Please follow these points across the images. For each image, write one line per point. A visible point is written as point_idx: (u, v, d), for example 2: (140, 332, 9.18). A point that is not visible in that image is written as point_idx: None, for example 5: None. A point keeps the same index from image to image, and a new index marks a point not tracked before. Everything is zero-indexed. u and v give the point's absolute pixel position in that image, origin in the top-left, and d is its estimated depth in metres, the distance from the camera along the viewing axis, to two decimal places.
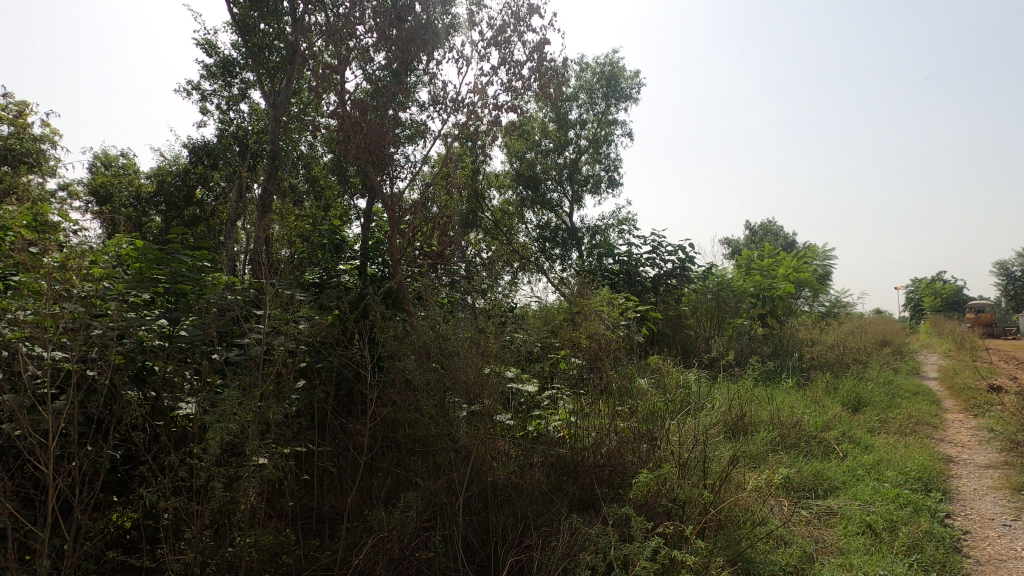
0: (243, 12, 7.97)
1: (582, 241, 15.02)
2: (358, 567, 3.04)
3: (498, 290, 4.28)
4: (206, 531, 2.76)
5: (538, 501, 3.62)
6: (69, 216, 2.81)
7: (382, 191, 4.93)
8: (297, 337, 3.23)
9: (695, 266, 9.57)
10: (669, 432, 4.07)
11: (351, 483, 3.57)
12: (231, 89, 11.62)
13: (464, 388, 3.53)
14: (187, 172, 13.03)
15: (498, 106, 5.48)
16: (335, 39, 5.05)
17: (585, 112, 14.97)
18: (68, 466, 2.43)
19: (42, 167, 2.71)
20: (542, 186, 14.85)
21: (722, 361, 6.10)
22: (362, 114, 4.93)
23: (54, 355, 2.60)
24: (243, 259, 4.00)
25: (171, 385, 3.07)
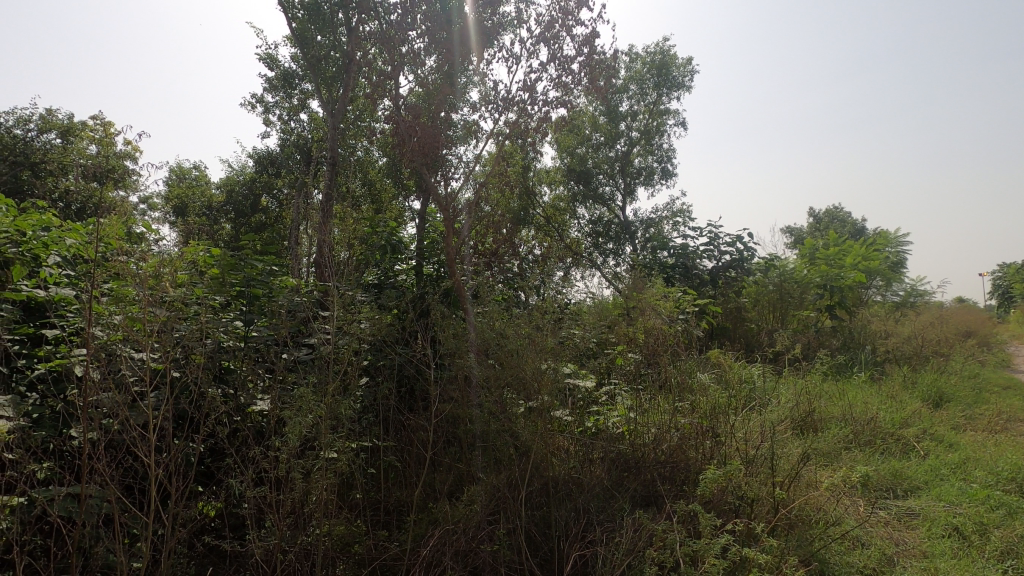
0: (301, 27, 8.32)
1: (636, 235, 14.75)
2: (426, 558, 3.14)
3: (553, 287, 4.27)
4: (286, 520, 2.93)
5: (600, 497, 3.61)
6: (151, 227, 3.04)
7: (438, 191, 5.04)
8: (362, 336, 3.38)
9: (755, 257, 9.23)
10: (733, 429, 3.96)
11: (415, 477, 3.68)
12: (291, 100, 12.18)
13: (522, 384, 3.59)
14: (253, 180, 13.72)
15: (548, 103, 5.48)
16: (388, 46, 5.20)
17: (636, 103, 14.68)
18: (165, 456, 2.66)
19: (127, 183, 2.93)
20: (594, 180, 14.69)
21: (787, 355, 5.87)
22: (415, 118, 5.04)
23: (145, 355, 2.85)
24: (309, 263, 4.20)
25: (248, 382, 3.28)
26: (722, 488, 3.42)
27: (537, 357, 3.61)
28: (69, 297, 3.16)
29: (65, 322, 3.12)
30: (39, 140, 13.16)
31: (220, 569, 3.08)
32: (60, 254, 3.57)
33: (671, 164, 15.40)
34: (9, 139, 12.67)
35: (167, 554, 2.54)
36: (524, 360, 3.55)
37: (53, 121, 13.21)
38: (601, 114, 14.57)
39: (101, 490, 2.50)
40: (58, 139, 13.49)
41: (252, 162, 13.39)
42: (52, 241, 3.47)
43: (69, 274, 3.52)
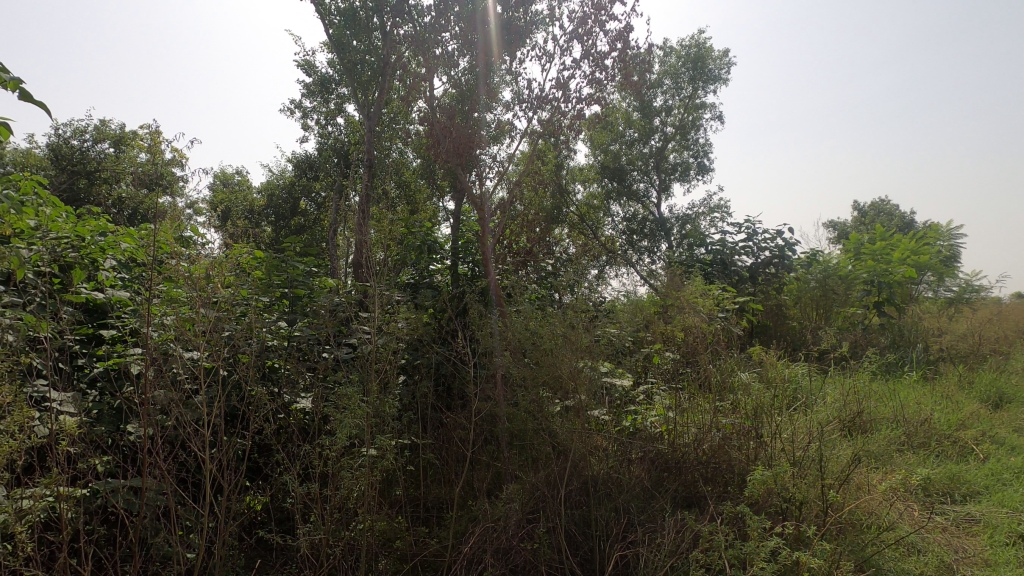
0: (337, 32, 8.49)
1: (672, 232, 14.51)
2: (468, 556, 3.16)
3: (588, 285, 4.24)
4: (331, 515, 3.00)
5: (641, 497, 3.57)
6: (197, 231, 3.15)
7: (472, 191, 5.07)
8: (400, 336, 3.43)
9: (796, 252, 8.97)
10: (779, 429, 3.86)
11: (454, 475, 3.71)
12: (328, 105, 12.44)
13: (559, 383, 3.58)
14: (293, 184, 14.08)
15: (582, 99, 5.45)
16: (422, 48, 5.26)
17: (670, 97, 14.43)
18: (216, 451, 2.76)
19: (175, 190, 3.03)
20: (628, 177, 14.52)
21: (833, 353, 5.68)
22: (449, 118, 5.09)
23: (196, 354, 2.96)
24: (348, 264, 4.29)
25: (292, 380, 3.37)
26: (769, 490, 3.34)
27: (572, 356, 3.59)
28: (124, 299, 3.31)
29: (120, 323, 3.27)
30: (93, 149, 13.81)
31: (268, 562, 3.17)
32: (115, 258, 3.74)
33: (707, 159, 15.08)
34: (66, 149, 13.34)
35: (219, 546, 2.64)
36: (561, 359, 3.54)
37: (106, 131, 13.84)
38: (634, 110, 14.39)
39: (158, 484, 2.61)
40: (111, 148, 14.12)
41: (291, 166, 13.74)
42: (108, 246, 3.64)
43: (124, 277, 3.69)
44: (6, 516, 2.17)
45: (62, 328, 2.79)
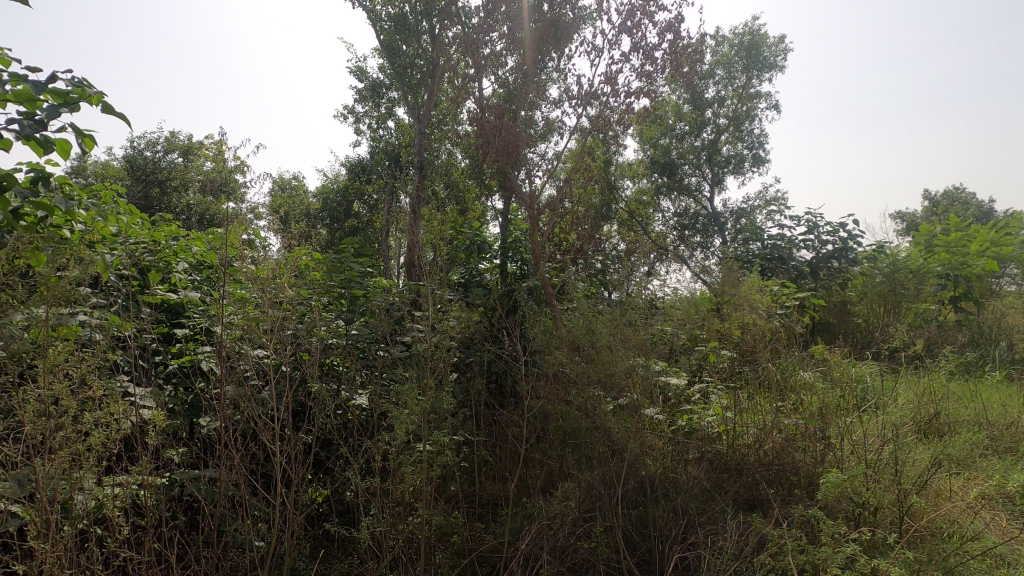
0: (388, 38, 8.68)
1: (726, 226, 14.08)
2: (525, 552, 3.19)
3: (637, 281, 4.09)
4: (392, 508, 3.09)
5: (699, 498, 3.50)
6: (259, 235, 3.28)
7: (521, 190, 5.08)
8: (453, 334, 3.47)
9: (861, 246, 8.52)
10: (848, 431, 3.68)
11: (508, 472, 3.73)
12: (379, 109, 12.74)
13: (613, 381, 3.54)
14: (346, 188, 14.50)
15: (630, 93, 5.37)
16: (470, 49, 5.31)
17: (723, 88, 13.99)
18: (283, 444, 2.89)
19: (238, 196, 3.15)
20: (679, 171, 14.17)
21: (905, 351, 5.37)
22: (498, 118, 5.12)
23: (263, 352, 3.10)
24: (401, 265, 4.38)
25: (350, 377, 3.48)
26: (839, 495, 3.19)
27: (625, 353, 3.53)
28: (195, 300, 3.49)
29: (192, 322, 3.46)
30: (164, 160, 14.65)
31: (331, 552, 3.29)
32: (187, 261, 3.96)
33: (763, 150, 14.55)
34: (141, 160, 14.21)
35: (289, 535, 2.76)
36: (615, 357, 3.50)
37: (176, 142, 14.66)
38: (685, 102, 14.04)
39: (232, 475, 2.75)
40: (179, 158, 14.93)
41: (345, 170, 14.15)
42: (181, 250, 3.85)
43: (195, 279, 3.90)
44: (99, 500, 2.33)
45: (142, 327, 2.97)
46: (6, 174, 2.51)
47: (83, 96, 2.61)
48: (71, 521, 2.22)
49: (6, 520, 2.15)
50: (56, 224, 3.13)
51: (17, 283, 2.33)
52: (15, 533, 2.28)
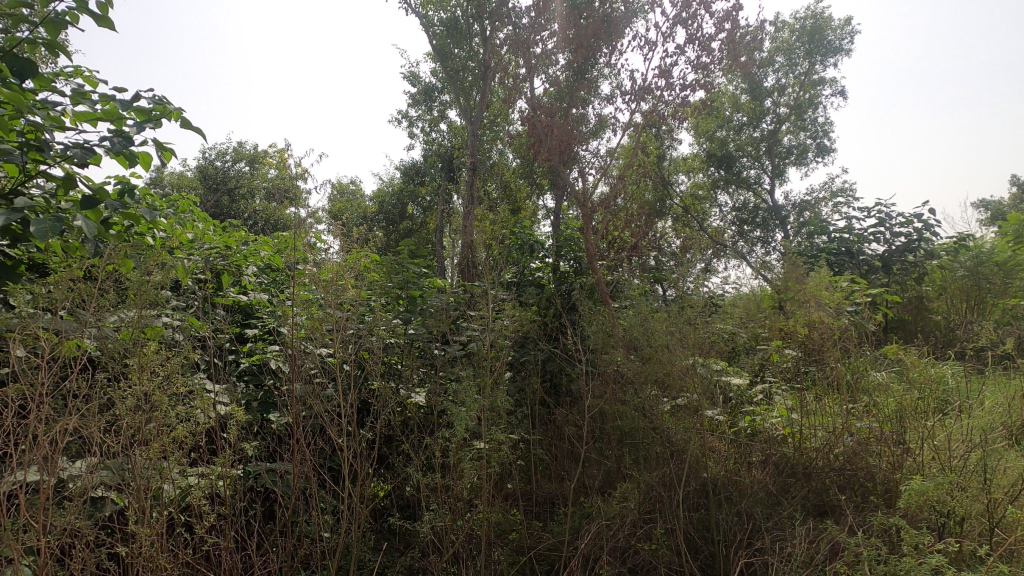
0: (440, 43, 8.84)
1: (788, 220, 13.49)
2: (585, 552, 3.18)
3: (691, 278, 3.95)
4: (453, 504, 3.16)
5: (765, 502, 3.39)
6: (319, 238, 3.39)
7: (573, 188, 5.05)
8: (507, 333, 3.50)
9: (938, 238, 7.98)
10: (928, 435, 3.46)
11: (565, 471, 3.73)
12: (432, 112, 12.99)
13: (671, 381, 3.47)
14: (400, 190, 14.78)
15: (685, 86, 5.24)
16: (522, 49, 5.33)
17: (783, 76, 13.41)
18: (349, 440, 3.02)
19: (298, 201, 3.24)
20: (737, 164, 13.70)
21: (993, 350, 4.99)
22: (550, 116, 5.12)
23: (327, 351, 3.24)
24: (456, 265, 4.45)
25: (409, 376, 3.58)
26: (922, 504, 3.01)
27: (683, 352, 3.46)
28: (263, 301, 3.68)
29: (262, 322, 3.65)
30: (232, 169, 15.46)
31: (394, 545, 3.40)
32: (256, 264, 4.19)
33: (828, 139, 13.86)
34: (212, 170, 15.05)
35: (356, 527, 2.88)
36: (673, 357, 3.43)
37: (243, 151, 15.44)
38: (742, 92, 13.56)
39: (302, 468, 2.89)
40: (246, 166, 15.70)
41: (399, 173, 14.49)
42: (250, 254, 4.08)
43: (263, 282, 4.12)
44: (186, 490, 2.50)
45: (219, 327, 3.16)
46: (98, 187, 2.74)
47: (163, 113, 2.81)
48: (161, 507, 2.40)
49: (105, 505, 2.34)
50: (140, 232, 3.38)
51: (110, 286, 2.53)
52: (114, 518, 2.48)
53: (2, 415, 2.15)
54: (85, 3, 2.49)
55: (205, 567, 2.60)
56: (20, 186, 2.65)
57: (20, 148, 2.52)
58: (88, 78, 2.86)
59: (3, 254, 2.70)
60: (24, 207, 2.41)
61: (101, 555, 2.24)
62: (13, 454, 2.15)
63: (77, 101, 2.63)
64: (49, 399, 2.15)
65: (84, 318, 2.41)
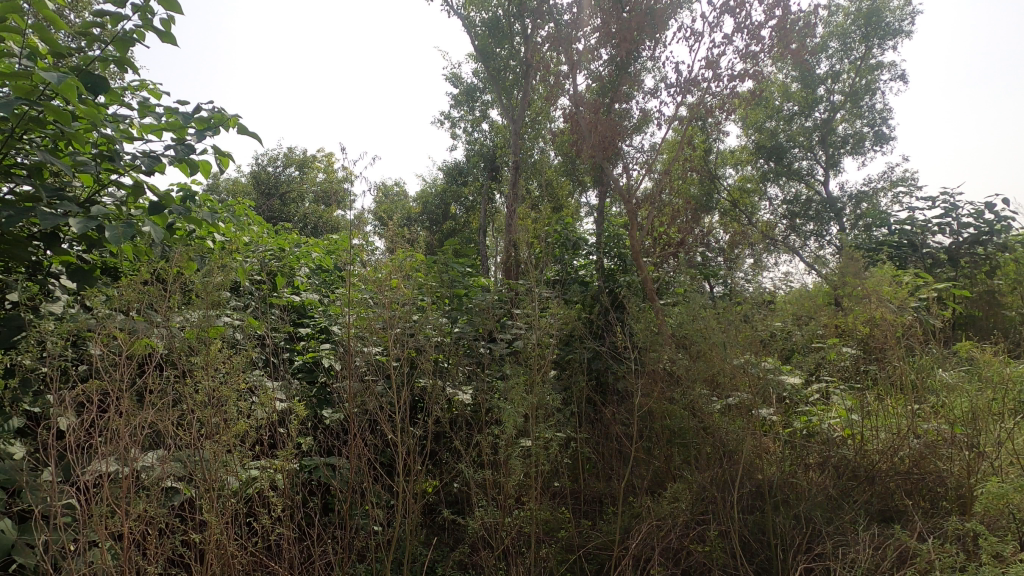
0: (482, 43, 8.90)
1: (844, 212, 12.90)
2: (636, 552, 3.16)
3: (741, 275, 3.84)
4: (502, 500, 3.19)
5: (825, 506, 3.28)
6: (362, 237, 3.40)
7: (617, 184, 4.99)
8: (553, 332, 3.49)
9: (1013, 228, 7.47)
10: (1003, 438, 3.26)
11: (613, 470, 3.71)
12: (474, 112, 13.11)
13: (721, 380, 3.39)
14: (443, 191, 14.94)
15: (733, 77, 5.09)
16: (564, 45, 5.30)
17: (838, 61, 12.85)
18: (400, 436, 3.09)
19: (345, 203, 3.32)
20: (788, 155, 13.20)
21: None
22: (593, 112, 5.07)
23: (377, 350, 3.32)
24: (501, 264, 4.48)
25: (456, 374, 3.63)
26: (999, 511, 2.85)
27: (734, 351, 3.36)
28: (315, 301, 3.80)
29: (315, 321, 3.78)
30: (283, 174, 16.02)
31: (444, 540, 3.46)
32: (308, 265, 4.33)
33: (887, 126, 13.19)
34: (264, 175, 15.60)
35: (409, 521, 2.95)
36: (723, 356, 3.35)
37: (293, 156, 15.97)
38: (792, 80, 13.06)
39: (357, 463, 2.99)
40: (296, 171, 16.24)
41: (443, 174, 14.67)
42: (302, 256, 4.22)
43: (315, 283, 4.26)
44: (249, 482, 2.62)
45: (275, 326, 3.28)
46: (163, 194, 2.89)
47: (222, 121, 2.95)
48: (228, 499, 2.53)
49: (177, 496, 2.48)
50: (201, 236, 3.54)
51: (178, 288, 2.67)
52: (184, 508, 2.62)
53: (84, 409, 2.30)
54: (150, 19, 2.63)
55: (269, 556, 2.72)
56: (94, 196, 2.82)
57: (95, 159, 2.69)
58: (153, 91, 3.02)
59: (80, 259, 2.87)
60: (99, 215, 2.57)
61: (175, 542, 2.38)
62: (96, 446, 2.30)
63: (144, 114, 2.78)
64: (127, 394, 2.29)
65: (154, 318, 2.54)
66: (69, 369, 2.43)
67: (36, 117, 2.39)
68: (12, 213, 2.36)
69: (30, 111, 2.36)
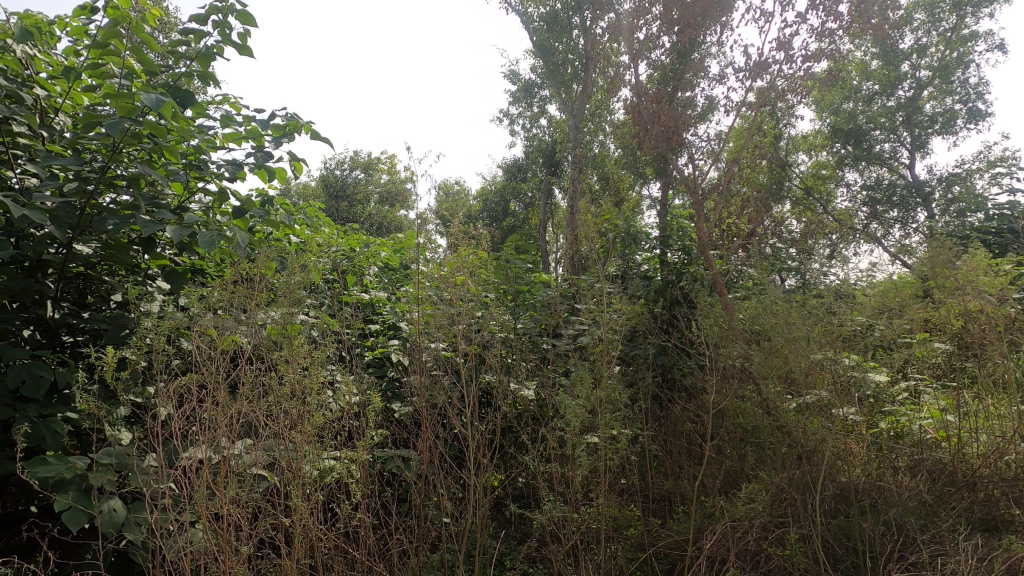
0: (541, 39, 8.87)
1: (932, 197, 11.95)
2: (711, 554, 3.08)
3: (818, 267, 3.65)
4: (571, 496, 3.20)
5: (918, 512, 3.08)
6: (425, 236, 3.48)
7: (682, 176, 4.85)
8: (617, 328, 3.44)
9: None
10: None
11: (684, 469, 3.63)
12: (532, 108, 13.12)
13: (796, 378, 3.25)
14: (502, 189, 14.96)
15: (807, 57, 4.82)
16: (624, 36, 5.19)
17: (924, 34, 11.90)
18: (468, 430, 3.15)
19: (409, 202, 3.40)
20: (867, 138, 12.37)
21: None
22: (656, 102, 4.94)
23: (442, 346, 3.39)
24: (563, 260, 4.46)
25: (520, 369, 3.66)
26: None
27: (812, 346, 3.19)
28: (383, 299, 3.93)
29: (383, 319, 3.91)
30: (350, 177, 16.62)
31: (511, 533, 3.53)
32: (376, 264, 4.49)
33: (982, 102, 12.11)
34: (332, 179, 16.26)
35: (479, 514, 3.01)
36: (797, 351, 3.19)
37: (358, 160, 16.54)
38: (872, 57, 12.20)
39: (427, 455, 3.08)
40: (361, 174, 16.81)
41: (502, 172, 14.76)
42: (370, 255, 4.37)
43: (383, 281, 4.40)
44: (329, 472, 2.76)
45: (348, 323, 3.43)
46: (245, 199, 3.07)
47: (296, 127, 3.10)
48: (312, 486, 2.67)
49: (265, 483, 2.65)
50: (279, 238, 3.74)
51: (261, 287, 2.84)
52: (272, 494, 2.80)
53: (182, 401, 2.49)
54: (229, 34, 2.79)
55: (349, 542, 2.86)
56: (185, 203, 3.03)
57: (185, 169, 2.89)
58: (233, 103, 3.21)
59: (173, 261, 3.11)
60: (191, 221, 2.76)
61: (266, 525, 2.55)
62: (194, 434, 2.49)
63: (226, 124, 2.97)
64: (218, 387, 2.46)
65: (240, 316, 2.71)
66: (169, 362, 2.61)
67: (135, 133, 2.60)
68: (116, 221, 2.58)
69: (130, 127, 2.57)
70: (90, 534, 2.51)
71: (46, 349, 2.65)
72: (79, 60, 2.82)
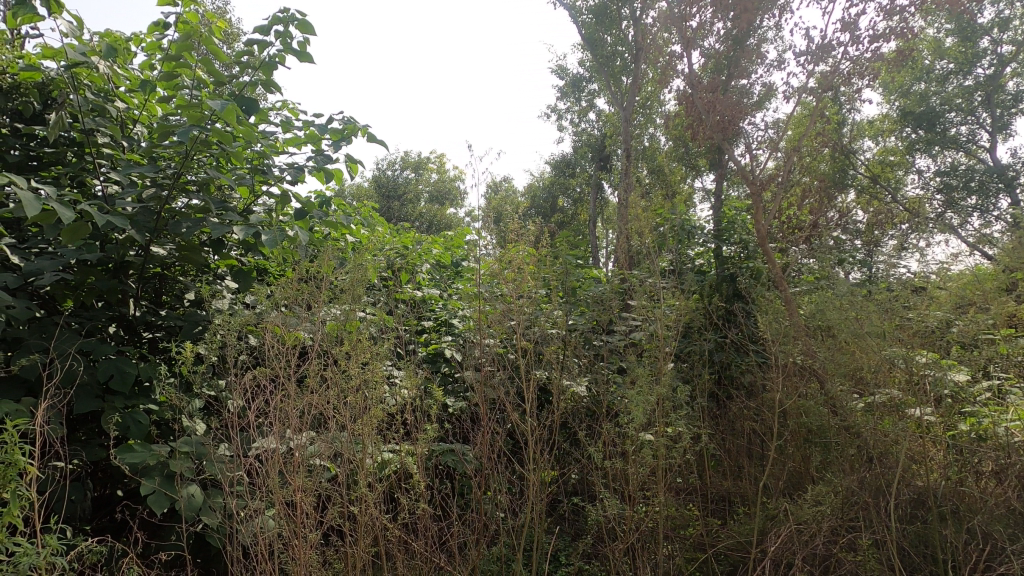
0: (589, 32, 8.76)
1: (1016, 182, 11.08)
2: (776, 557, 2.99)
3: (888, 259, 3.45)
4: (627, 493, 3.17)
5: (1004, 520, 2.88)
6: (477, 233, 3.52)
7: (738, 167, 4.69)
8: (671, 323, 3.37)
9: None
10: None
11: (744, 469, 3.53)
12: (580, 103, 13.02)
13: (865, 376, 3.09)
14: (551, 185, 14.91)
15: (874, 37, 4.56)
16: (676, 24, 5.05)
17: (1006, 6, 11.03)
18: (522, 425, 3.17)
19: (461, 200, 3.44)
20: (941, 121, 11.59)
21: None
22: (709, 91, 4.79)
23: (495, 342, 3.42)
24: (614, 256, 4.40)
25: (573, 366, 3.64)
26: None
27: (881, 342, 3.02)
28: (436, 296, 3.99)
29: (436, 315, 3.97)
30: (400, 177, 16.97)
31: (566, 529, 3.53)
32: (428, 261, 4.56)
33: None
34: (384, 180, 16.64)
35: (535, 508, 3.03)
36: (866, 348, 3.03)
37: (409, 160, 16.86)
38: (947, 34, 11.40)
39: (483, 450, 3.12)
40: (411, 174, 17.14)
41: (551, 168, 14.70)
42: (423, 253, 4.44)
43: (435, 278, 4.46)
44: (389, 465, 2.84)
45: (402, 320, 3.50)
46: (305, 201, 3.19)
47: (353, 131, 3.19)
48: (373, 477, 2.76)
49: (329, 473, 2.76)
50: (336, 238, 3.86)
51: (321, 286, 2.94)
52: (336, 485, 2.91)
53: (252, 394, 2.62)
54: (289, 43, 2.91)
55: (409, 531, 2.94)
56: (250, 206, 3.18)
57: (249, 173, 3.03)
58: (292, 109, 3.34)
59: (240, 261, 3.26)
60: (257, 222, 2.89)
61: (331, 513, 2.65)
62: (263, 425, 2.62)
63: (287, 129, 3.09)
64: (284, 380, 2.57)
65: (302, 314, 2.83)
66: (238, 357, 2.75)
67: (204, 140, 2.73)
68: (190, 224, 2.73)
69: (199, 135, 2.71)
70: (170, 518, 2.69)
71: (129, 344, 2.83)
72: (153, 74, 3.00)
